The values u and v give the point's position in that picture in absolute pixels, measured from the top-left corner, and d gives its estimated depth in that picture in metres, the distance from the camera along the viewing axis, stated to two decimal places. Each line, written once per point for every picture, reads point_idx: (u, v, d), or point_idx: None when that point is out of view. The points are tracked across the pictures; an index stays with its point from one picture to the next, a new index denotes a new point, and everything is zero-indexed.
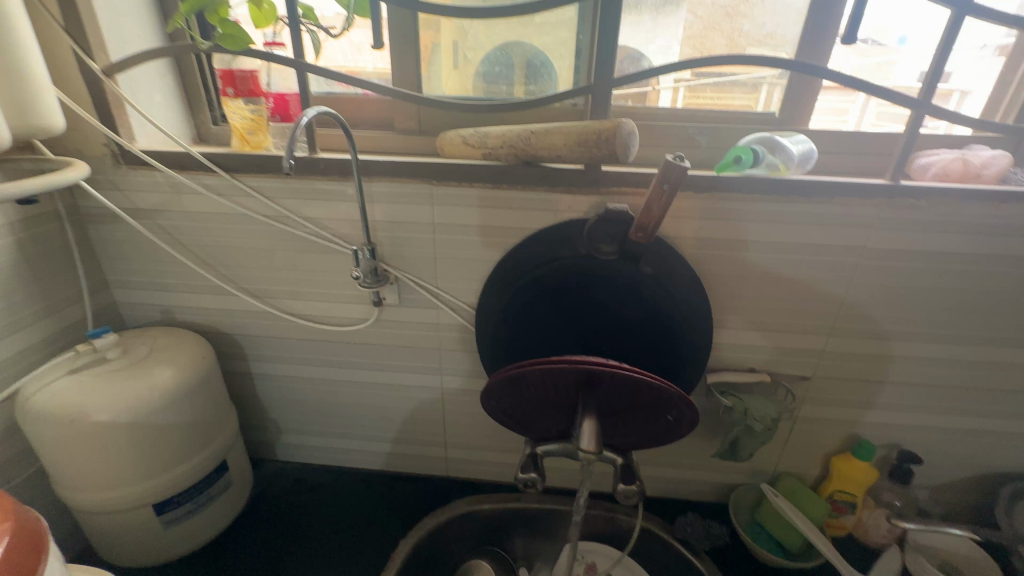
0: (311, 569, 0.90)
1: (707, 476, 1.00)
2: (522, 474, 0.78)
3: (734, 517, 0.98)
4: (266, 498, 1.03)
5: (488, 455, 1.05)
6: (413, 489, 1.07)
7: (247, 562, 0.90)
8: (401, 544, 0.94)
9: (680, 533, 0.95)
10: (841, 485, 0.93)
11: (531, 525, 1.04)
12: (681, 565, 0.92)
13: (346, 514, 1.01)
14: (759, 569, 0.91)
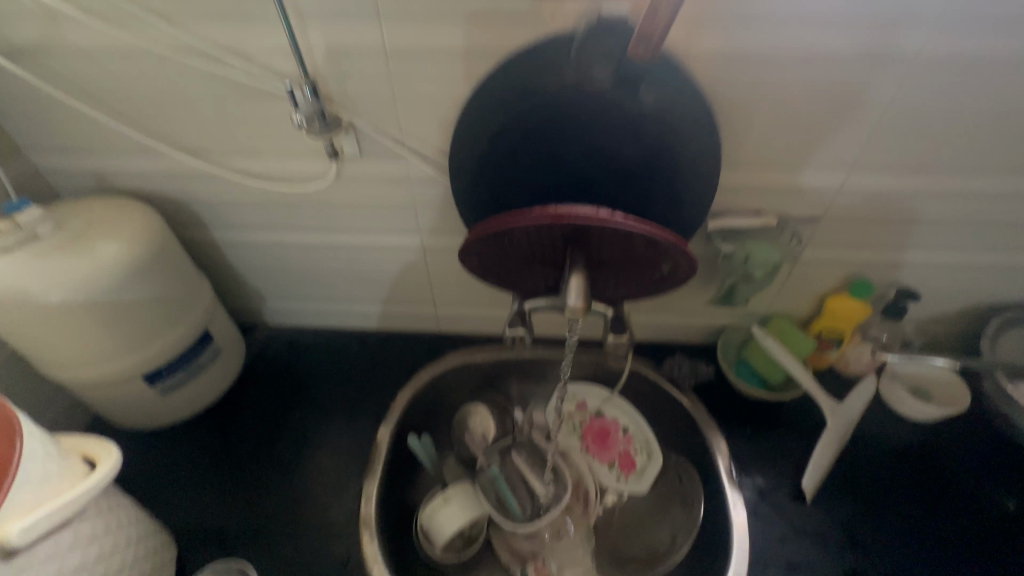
0: (317, 421, 0.96)
1: (698, 320, 1.00)
2: (511, 329, 0.79)
3: (721, 357, 1.00)
4: (264, 360, 1.05)
5: (478, 311, 1.03)
6: (408, 346, 1.08)
7: (255, 418, 0.95)
8: (399, 396, 0.98)
9: (668, 374, 0.99)
10: (829, 323, 0.93)
11: (524, 370, 1.07)
12: (665, 399, 0.98)
13: (344, 371, 1.04)
14: (739, 400, 0.97)
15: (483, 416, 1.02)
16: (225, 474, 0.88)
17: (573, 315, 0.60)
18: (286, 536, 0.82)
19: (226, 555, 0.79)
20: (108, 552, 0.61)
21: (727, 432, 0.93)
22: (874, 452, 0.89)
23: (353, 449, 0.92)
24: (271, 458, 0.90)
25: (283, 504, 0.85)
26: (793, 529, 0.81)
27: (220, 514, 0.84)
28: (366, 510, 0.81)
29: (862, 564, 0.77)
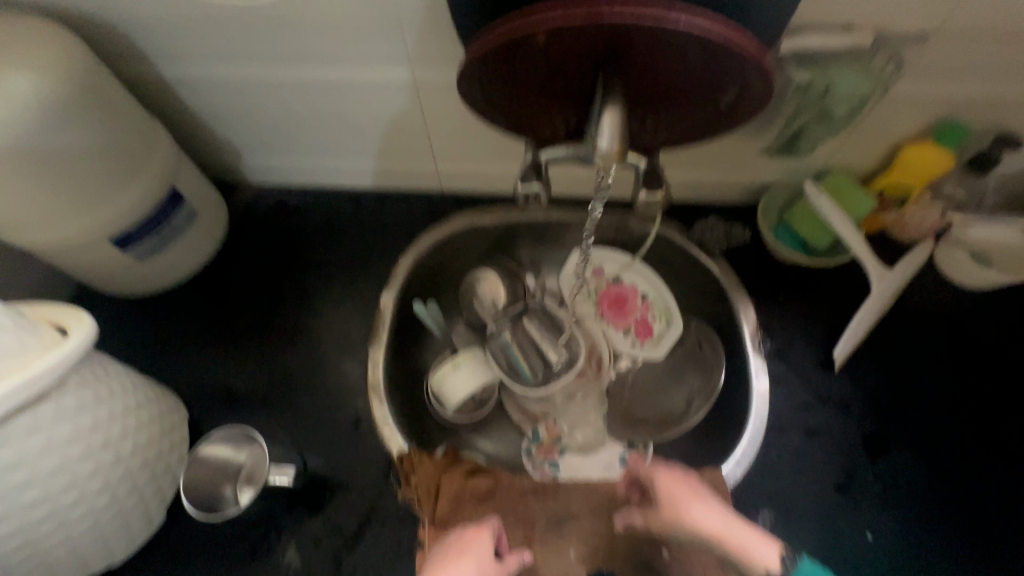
0: (317, 288, 0.90)
1: (742, 177, 0.86)
2: (522, 185, 0.65)
3: (762, 217, 0.87)
4: (252, 223, 0.95)
5: (486, 166, 0.89)
6: (408, 207, 0.97)
7: (250, 284, 0.90)
8: (402, 261, 0.90)
9: (697, 236, 0.90)
10: (894, 180, 0.79)
11: (537, 233, 0.96)
12: (691, 265, 0.90)
13: (341, 235, 0.94)
14: (775, 266, 0.88)
15: (491, 281, 0.93)
16: (227, 340, 0.85)
17: (601, 162, 0.49)
18: (295, 401, 0.80)
19: (239, 415, 0.80)
20: (105, 419, 0.57)
21: (757, 300, 0.85)
22: (916, 321, 0.82)
23: (356, 316, 0.88)
24: (272, 325, 0.86)
25: (289, 368, 0.83)
26: (816, 397, 0.78)
27: (226, 377, 0.83)
28: (373, 376, 0.79)
29: (882, 429, 0.75)
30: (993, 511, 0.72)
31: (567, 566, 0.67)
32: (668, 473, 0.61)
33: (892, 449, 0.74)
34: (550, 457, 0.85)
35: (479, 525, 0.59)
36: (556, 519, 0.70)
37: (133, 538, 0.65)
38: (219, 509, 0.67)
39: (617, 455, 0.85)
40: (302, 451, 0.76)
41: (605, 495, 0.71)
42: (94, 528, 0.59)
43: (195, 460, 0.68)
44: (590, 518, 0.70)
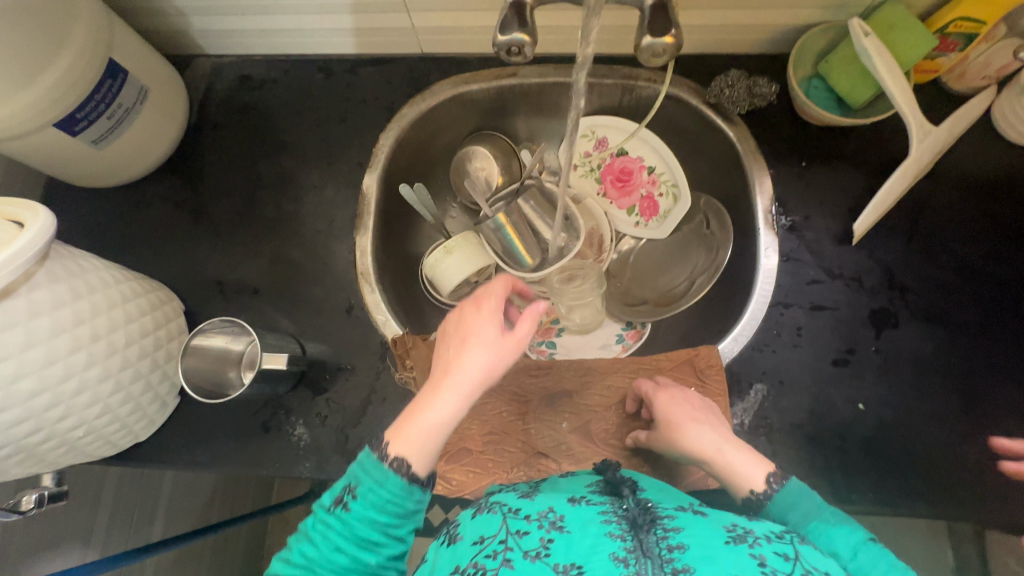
0: (294, 173, 0.84)
1: (774, 18, 0.71)
2: (501, 38, 0.54)
3: (794, 70, 0.75)
4: (216, 102, 0.86)
5: (469, 17, 0.76)
6: (385, 74, 0.85)
7: (224, 172, 0.84)
8: (383, 139, 0.82)
9: (715, 96, 0.77)
10: (965, 11, 0.64)
11: (534, 101, 0.87)
12: (705, 131, 0.80)
13: (314, 111, 0.85)
14: (802, 129, 0.77)
15: (488, 158, 0.89)
16: (210, 231, 0.82)
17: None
18: (286, 290, 0.79)
19: (233, 304, 0.79)
20: (88, 312, 0.57)
21: (776, 168, 0.76)
22: (953, 185, 0.74)
23: (340, 201, 0.82)
24: (253, 214, 0.82)
25: (278, 258, 0.81)
26: (827, 272, 0.73)
27: (213, 269, 0.81)
28: (362, 263, 0.77)
29: (894, 303, 0.71)
30: (1002, 379, 0.68)
31: (558, 436, 0.69)
32: (666, 397, 0.63)
33: (901, 321, 0.71)
34: (547, 337, 0.84)
35: (474, 307, 0.54)
36: (548, 395, 0.71)
37: (150, 418, 0.69)
38: (227, 391, 0.73)
39: (614, 334, 0.84)
40: (299, 337, 0.77)
41: (598, 372, 0.72)
42: (106, 412, 0.61)
43: (190, 350, 0.70)
44: (582, 393, 0.71)
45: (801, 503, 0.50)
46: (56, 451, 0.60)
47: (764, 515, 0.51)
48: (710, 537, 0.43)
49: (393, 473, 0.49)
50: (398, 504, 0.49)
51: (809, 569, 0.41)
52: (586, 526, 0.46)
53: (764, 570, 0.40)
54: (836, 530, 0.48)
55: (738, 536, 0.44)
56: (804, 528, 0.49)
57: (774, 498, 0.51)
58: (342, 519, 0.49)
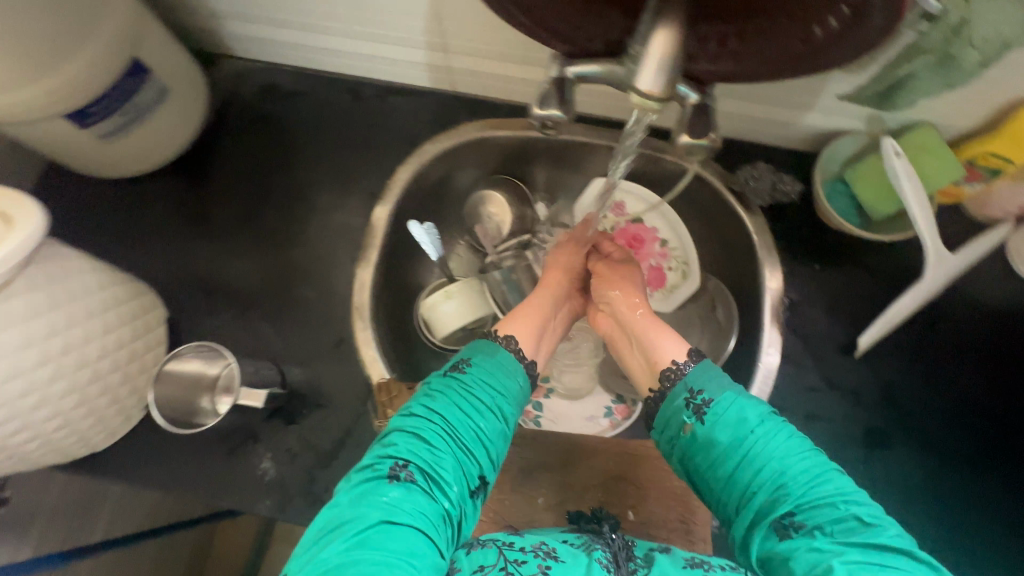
0: (303, 191, 0.81)
1: (808, 120, 0.71)
2: (539, 112, 0.54)
3: (821, 171, 0.74)
4: (236, 106, 0.84)
5: (507, 69, 0.75)
6: (412, 106, 0.84)
7: (232, 179, 0.82)
8: (400, 172, 0.80)
9: (738, 185, 0.76)
10: (995, 149, 0.64)
11: (558, 155, 0.86)
12: (723, 216, 0.79)
13: (334, 132, 0.83)
14: (819, 230, 0.77)
15: (501, 205, 0.87)
16: (207, 237, 0.79)
17: (638, 100, 0.39)
18: (276, 311, 0.76)
19: (219, 318, 0.76)
20: (64, 324, 0.54)
21: (789, 266, 0.76)
22: (960, 311, 0.74)
23: (347, 228, 0.80)
24: (255, 226, 0.80)
25: (273, 277, 0.78)
26: (825, 380, 0.72)
27: (204, 277, 0.78)
28: (359, 296, 0.74)
29: (887, 422, 0.70)
30: (983, 518, 0.68)
31: (532, 512, 0.66)
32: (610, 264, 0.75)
33: (893, 442, 0.70)
34: (536, 399, 0.81)
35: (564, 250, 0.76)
36: (528, 466, 0.68)
37: (113, 430, 0.66)
38: (195, 419, 0.69)
39: (603, 407, 0.81)
40: (281, 363, 0.74)
41: (582, 451, 0.69)
42: (66, 424, 0.59)
43: (161, 377, 0.65)
44: (563, 468, 0.68)
45: (712, 378, 0.53)
46: (6, 462, 0.56)
47: (680, 382, 0.54)
48: (672, 566, 0.50)
49: (502, 346, 0.61)
50: (504, 391, 0.57)
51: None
52: (576, 557, 0.50)
53: None
54: (743, 402, 0.51)
55: (695, 562, 0.50)
56: (716, 399, 0.52)
57: (689, 375, 0.54)
58: (460, 380, 0.56)
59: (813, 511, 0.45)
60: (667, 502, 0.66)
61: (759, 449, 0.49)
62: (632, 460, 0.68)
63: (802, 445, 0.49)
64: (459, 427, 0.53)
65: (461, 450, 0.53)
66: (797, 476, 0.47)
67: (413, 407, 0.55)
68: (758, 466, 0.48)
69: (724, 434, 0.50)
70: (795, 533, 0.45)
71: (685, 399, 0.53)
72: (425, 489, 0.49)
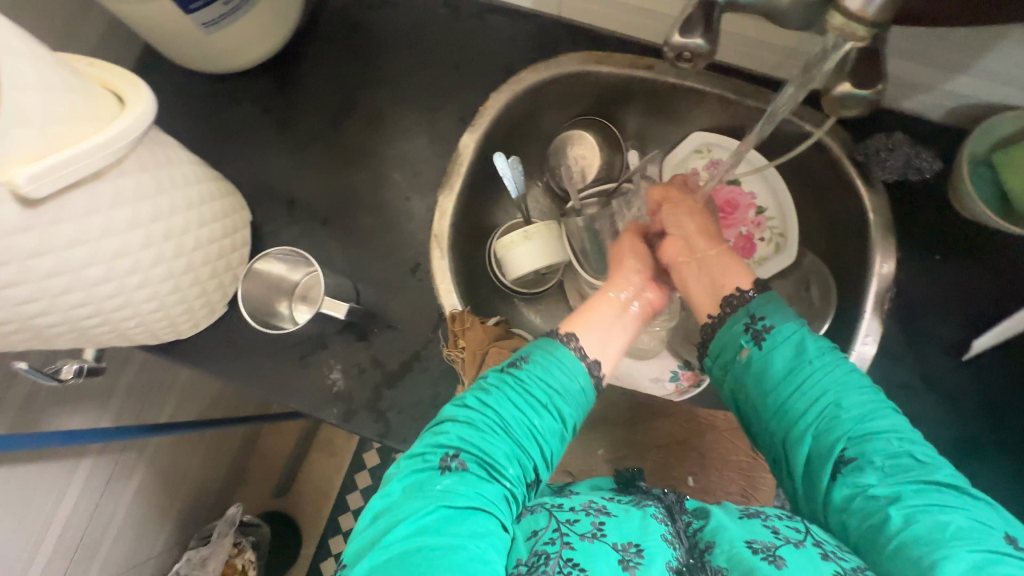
0: (391, 108, 0.79)
1: (968, 88, 0.62)
2: (678, 40, 0.47)
3: (967, 149, 0.65)
4: (330, 10, 0.81)
5: None
6: (513, 28, 0.78)
7: (322, 87, 0.79)
8: (493, 99, 0.76)
9: (865, 154, 0.69)
10: None
11: (661, 100, 0.80)
12: (837, 187, 0.72)
13: (428, 48, 0.79)
14: (948, 217, 0.69)
15: (592, 148, 0.84)
16: (293, 145, 0.78)
17: (842, 22, 0.38)
18: (354, 229, 0.76)
19: (297, 228, 0.76)
20: (167, 209, 0.55)
21: (904, 251, 0.69)
22: None
23: (432, 153, 0.77)
24: (340, 139, 0.78)
25: (355, 194, 0.77)
26: (921, 379, 0.67)
27: (287, 185, 0.78)
28: (440, 224, 0.73)
29: (982, 433, 0.65)
30: None
31: (589, 462, 0.66)
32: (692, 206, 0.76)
33: (985, 454, 0.65)
34: None
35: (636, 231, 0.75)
36: (590, 417, 0.68)
37: (197, 322, 0.68)
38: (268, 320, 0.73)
39: (669, 370, 0.77)
40: (355, 281, 0.74)
41: (648, 412, 0.67)
42: (160, 309, 0.61)
43: (251, 272, 0.70)
44: (626, 424, 0.67)
45: (776, 312, 0.57)
46: (108, 336, 0.59)
47: (742, 309, 0.58)
48: (728, 514, 0.49)
49: (563, 344, 0.58)
50: (563, 390, 0.55)
51: (821, 541, 0.45)
52: (629, 512, 0.49)
53: (778, 536, 0.45)
54: (802, 337, 0.55)
55: (750, 514, 0.49)
56: (776, 330, 0.55)
57: (752, 304, 0.58)
58: (517, 375, 0.55)
59: (867, 441, 0.48)
60: (729, 474, 0.64)
61: (813, 378, 0.52)
62: (699, 429, 0.66)
63: (859, 380, 0.53)
64: (514, 421, 0.53)
65: (516, 445, 0.52)
66: (853, 411, 0.50)
67: (468, 396, 0.55)
68: (812, 394, 0.52)
69: (780, 362, 0.54)
70: (846, 459, 0.49)
71: (746, 327, 0.57)
72: (483, 476, 0.50)
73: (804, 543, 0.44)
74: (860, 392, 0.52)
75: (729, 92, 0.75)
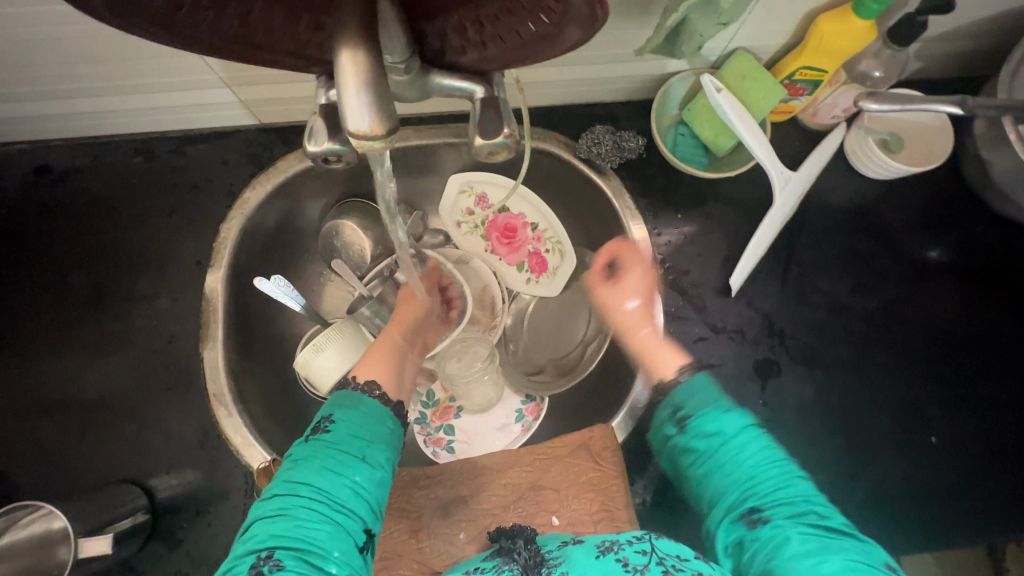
0: (120, 279, 0.71)
1: (628, 71, 0.68)
2: (310, 149, 0.45)
3: (656, 119, 0.73)
4: (6, 201, 0.71)
5: (301, 87, 0.65)
6: (219, 151, 0.74)
7: (28, 289, 0.70)
8: (224, 230, 0.71)
9: (585, 152, 0.73)
10: (806, 61, 0.64)
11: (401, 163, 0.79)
12: (579, 188, 0.76)
13: (138, 202, 0.72)
14: (674, 178, 0.75)
15: (356, 231, 0.78)
16: (19, 363, 0.68)
17: (362, 142, 0.34)
18: (124, 423, 0.67)
19: (57, 450, 0.66)
20: None
21: (654, 222, 0.75)
22: (818, 225, 0.75)
23: (183, 308, 0.71)
24: (73, 334, 0.69)
25: (108, 388, 0.68)
26: (711, 327, 0.72)
27: (27, 408, 0.67)
28: (214, 381, 0.66)
29: (775, 351, 0.72)
30: (877, 414, 0.72)
31: (455, 552, 0.63)
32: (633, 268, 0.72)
33: (784, 368, 0.72)
34: (445, 422, 0.77)
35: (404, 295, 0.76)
36: (442, 504, 0.65)
37: None
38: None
39: (514, 411, 0.77)
40: (145, 478, 0.65)
41: (494, 470, 0.67)
42: None
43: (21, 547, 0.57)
44: (478, 495, 0.65)
45: (698, 394, 0.57)
46: None
47: (667, 399, 0.59)
48: (585, 557, 0.49)
49: (365, 395, 0.55)
50: (375, 439, 0.52)
51: (662, 557, 0.48)
52: None
53: (627, 569, 0.47)
54: (723, 415, 0.55)
55: (606, 548, 0.50)
56: (697, 414, 0.56)
57: (675, 391, 0.58)
58: (323, 440, 0.50)
59: (778, 505, 0.48)
60: (587, 495, 0.65)
61: (732, 456, 0.53)
62: (545, 464, 0.67)
63: (772, 453, 0.53)
64: (332, 489, 0.47)
65: (340, 513, 0.47)
66: (765, 478, 0.51)
67: (275, 484, 0.48)
68: (729, 471, 0.52)
69: (700, 441, 0.55)
70: (755, 523, 0.49)
71: (670, 411, 0.58)
72: (302, 573, 0.43)
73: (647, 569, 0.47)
74: (774, 460, 0.52)
75: (451, 137, 0.74)
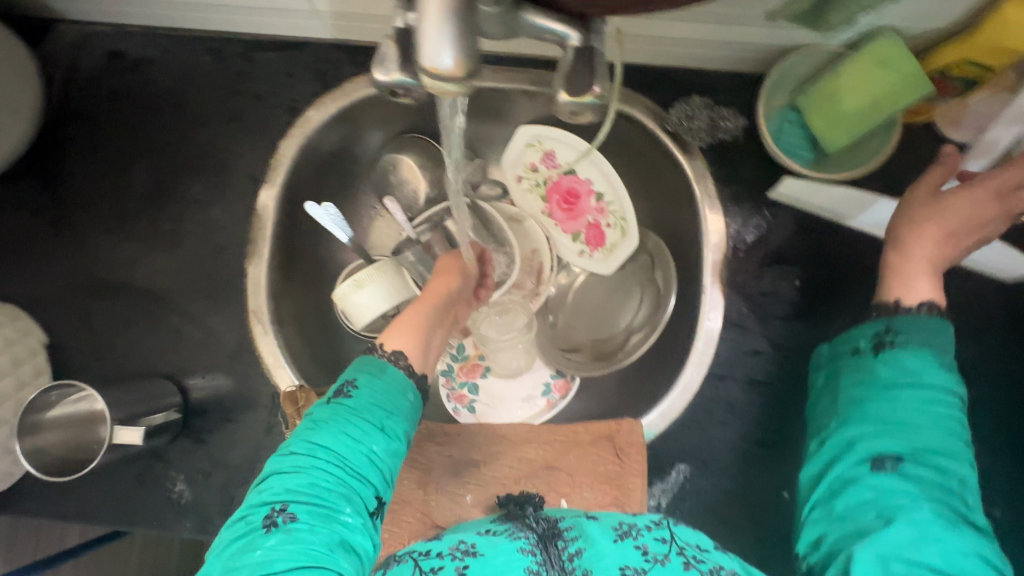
0: (179, 179, 0.71)
1: (745, 37, 0.59)
2: (378, 77, 0.41)
3: (766, 98, 0.63)
4: (83, 84, 0.72)
5: (380, 6, 0.60)
6: (287, 63, 0.70)
7: (95, 174, 0.71)
8: (282, 147, 0.69)
9: (673, 124, 0.66)
10: (969, 54, 0.53)
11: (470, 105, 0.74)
12: (657, 163, 0.69)
13: (203, 103, 0.71)
14: (767, 171, 0.67)
15: (413, 169, 0.75)
16: (80, 245, 0.71)
17: (431, 80, 0.30)
18: (167, 322, 0.69)
19: (106, 335, 0.69)
20: None
21: (733, 215, 0.67)
22: None
23: (234, 220, 0.71)
24: (131, 227, 0.71)
25: (156, 285, 0.70)
26: (769, 341, 0.66)
27: (83, 289, 0.70)
28: (254, 299, 0.67)
29: None
30: None
31: (458, 511, 0.63)
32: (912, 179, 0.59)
33: None
34: (470, 380, 0.75)
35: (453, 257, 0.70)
36: (453, 464, 0.65)
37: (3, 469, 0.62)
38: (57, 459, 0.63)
39: (541, 384, 0.75)
40: (181, 378, 0.68)
41: (510, 443, 0.65)
42: None
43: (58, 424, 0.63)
44: (490, 462, 0.65)
45: (918, 332, 0.52)
46: None
47: (872, 320, 0.54)
48: (602, 537, 0.49)
49: (389, 364, 0.54)
50: (396, 412, 0.51)
51: (683, 547, 0.48)
52: (496, 545, 0.49)
53: (647, 557, 0.46)
54: (927, 366, 0.50)
55: (624, 532, 0.49)
56: (904, 353, 0.51)
57: (891, 317, 0.53)
58: (345, 405, 0.49)
59: (923, 468, 0.47)
60: (598, 486, 0.63)
61: (904, 407, 0.49)
62: (562, 446, 0.65)
63: (953, 426, 0.49)
64: (348, 454, 0.47)
65: (355, 479, 0.47)
66: (930, 444, 0.48)
67: (293, 442, 0.48)
68: (893, 418, 0.49)
69: (879, 378, 0.51)
70: (886, 470, 0.48)
71: (876, 331, 0.53)
72: (314, 526, 0.43)
73: (668, 559, 0.46)
74: (950, 434, 0.48)
75: (528, 84, 0.67)
